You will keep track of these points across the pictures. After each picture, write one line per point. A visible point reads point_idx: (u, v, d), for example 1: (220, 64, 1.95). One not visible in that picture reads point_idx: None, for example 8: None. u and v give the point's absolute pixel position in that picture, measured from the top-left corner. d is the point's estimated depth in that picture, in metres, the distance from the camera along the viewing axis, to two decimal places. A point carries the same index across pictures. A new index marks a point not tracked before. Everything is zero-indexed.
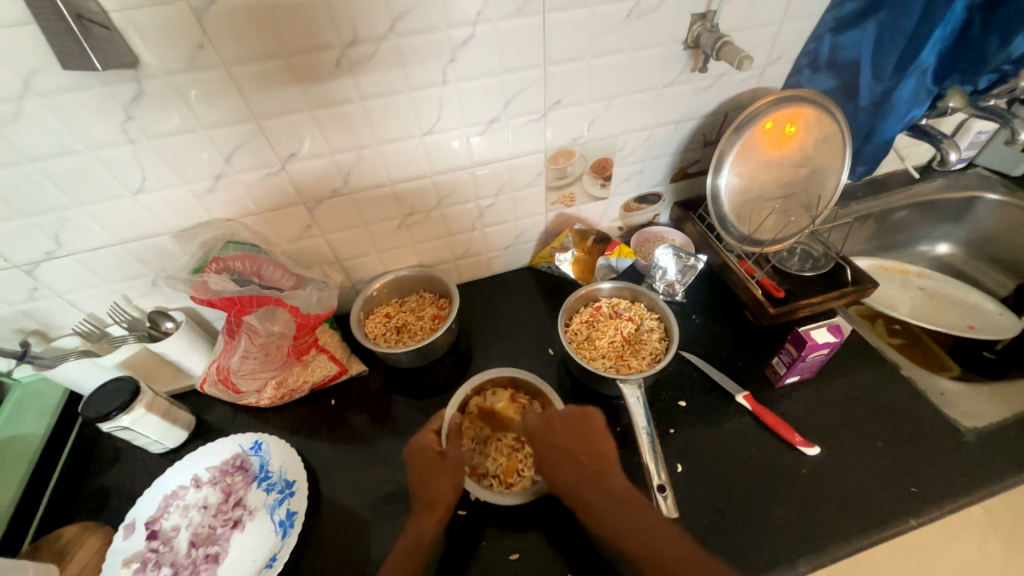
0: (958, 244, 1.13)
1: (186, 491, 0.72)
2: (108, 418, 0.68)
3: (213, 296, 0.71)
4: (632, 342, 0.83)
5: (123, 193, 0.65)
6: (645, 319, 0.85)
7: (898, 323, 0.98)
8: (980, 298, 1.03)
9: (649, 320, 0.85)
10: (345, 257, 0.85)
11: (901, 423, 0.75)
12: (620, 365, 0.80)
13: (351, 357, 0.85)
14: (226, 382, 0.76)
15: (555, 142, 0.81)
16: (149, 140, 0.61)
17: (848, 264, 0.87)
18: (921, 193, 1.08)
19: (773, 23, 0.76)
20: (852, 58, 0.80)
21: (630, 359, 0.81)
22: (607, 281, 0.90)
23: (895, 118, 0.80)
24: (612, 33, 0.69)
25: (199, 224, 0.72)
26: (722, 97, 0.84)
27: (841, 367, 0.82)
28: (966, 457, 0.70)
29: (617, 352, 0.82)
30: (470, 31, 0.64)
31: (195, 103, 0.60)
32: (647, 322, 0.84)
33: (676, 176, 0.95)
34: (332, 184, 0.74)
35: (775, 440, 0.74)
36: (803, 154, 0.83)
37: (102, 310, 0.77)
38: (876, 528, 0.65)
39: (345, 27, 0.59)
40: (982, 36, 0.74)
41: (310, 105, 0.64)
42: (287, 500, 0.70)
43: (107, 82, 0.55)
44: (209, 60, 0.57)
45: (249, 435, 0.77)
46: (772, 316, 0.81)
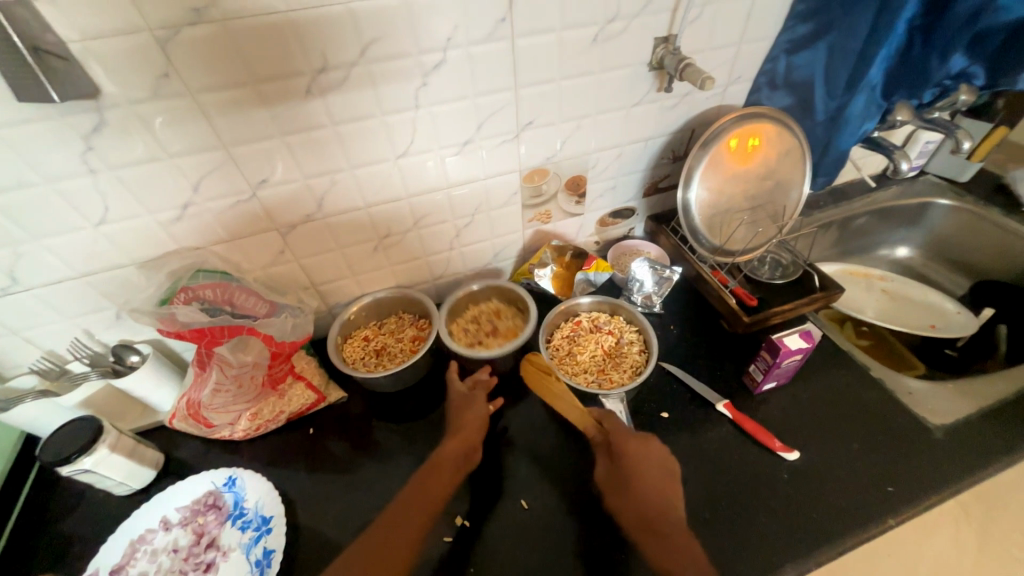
0: (916, 248, 1.19)
1: (154, 534, 0.68)
2: (68, 462, 0.64)
3: (182, 328, 0.68)
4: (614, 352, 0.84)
5: (84, 225, 0.63)
6: (623, 330, 0.86)
7: (865, 325, 1.03)
8: (938, 298, 1.08)
9: (628, 332, 0.86)
10: (321, 281, 0.83)
11: (874, 423, 0.77)
12: (602, 379, 0.81)
13: (330, 383, 0.83)
14: (197, 416, 0.73)
15: (529, 161, 0.82)
16: (112, 170, 0.60)
17: (815, 270, 0.90)
18: (879, 201, 1.14)
19: (731, 45, 0.80)
20: (806, 76, 0.84)
21: (612, 372, 0.82)
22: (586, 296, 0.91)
23: (850, 131, 0.84)
24: (581, 55, 0.71)
25: (167, 253, 0.70)
26: (688, 114, 0.87)
27: (815, 371, 0.84)
28: (936, 452, 0.73)
29: (599, 366, 0.83)
30: (441, 56, 0.65)
31: (160, 132, 0.59)
32: (627, 333, 0.86)
33: (648, 191, 0.98)
34: (306, 208, 0.73)
35: (755, 446, 0.75)
36: (766, 167, 0.87)
37: (61, 346, 0.73)
38: (857, 529, 0.66)
39: (315, 54, 0.59)
40: (924, 54, 0.79)
41: (281, 130, 0.64)
42: (264, 538, 0.67)
43: (66, 112, 0.54)
44: (174, 88, 0.56)
45: (222, 470, 0.74)
46: (746, 324, 0.83)
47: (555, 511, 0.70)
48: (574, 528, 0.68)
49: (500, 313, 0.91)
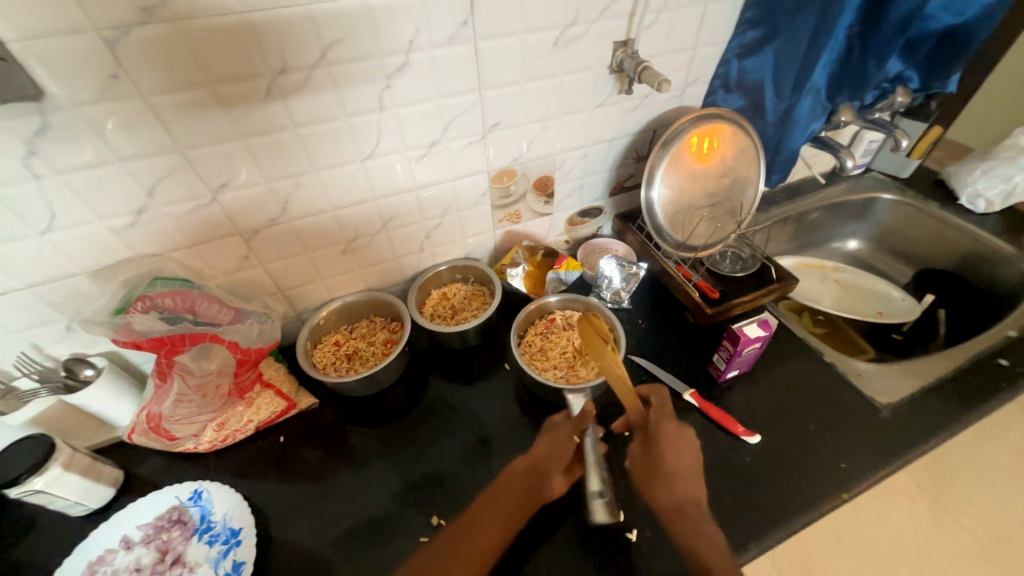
0: (865, 240, 1.27)
1: (113, 555, 0.65)
2: (16, 483, 0.60)
3: (139, 338, 0.67)
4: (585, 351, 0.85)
5: (28, 233, 0.60)
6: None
7: (822, 314, 1.09)
8: (886, 286, 1.15)
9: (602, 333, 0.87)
10: (288, 286, 0.82)
11: (829, 405, 0.82)
12: (570, 375, 0.82)
13: (300, 390, 0.81)
14: (158, 430, 0.70)
15: (497, 162, 0.84)
16: (58, 175, 0.57)
17: (772, 263, 0.95)
18: (830, 196, 1.20)
19: (687, 49, 0.83)
20: (757, 79, 0.89)
21: (580, 369, 0.83)
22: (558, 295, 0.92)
23: (798, 131, 0.87)
24: (543, 59, 0.73)
25: (121, 261, 0.67)
26: (649, 115, 0.90)
27: (774, 358, 0.89)
28: (884, 430, 0.78)
29: (568, 362, 0.84)
30: (404, 58, 0.65)
31: (111, 135, 0.57)
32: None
33: (614, 190, 1.01)
34: (270, 212, 0.72)
35: (720, 433, 0.78)
36: (724, 165, 0.91)
37: (7, 363, 0.69)
38: (815, 505, 0.70)
39: (274, 56, 0.58)
40: (862, 59, 0.85)
41: (241, 133, 0.63)
42: (233, 551, 0.65)
43: (5, 115, 0.51)
44: (124, 90, 0.54)
45: (187, 484, 0.71)
46: (710, 316, 0.86)
47: None
48: (547, 523, 0.68)
49: (445, 296, 0.94)
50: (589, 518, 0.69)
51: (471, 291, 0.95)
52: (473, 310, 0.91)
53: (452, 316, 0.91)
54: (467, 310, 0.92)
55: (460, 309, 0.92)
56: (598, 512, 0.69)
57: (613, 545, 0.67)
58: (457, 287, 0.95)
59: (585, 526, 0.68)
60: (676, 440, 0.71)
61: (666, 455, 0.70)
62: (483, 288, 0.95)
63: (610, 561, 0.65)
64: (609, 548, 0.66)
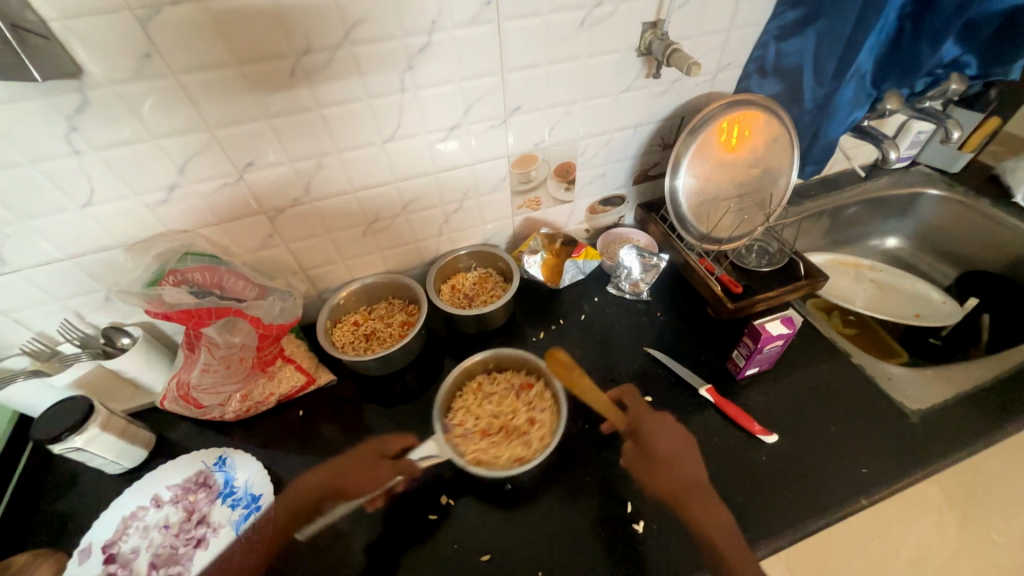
0: (905, 238, 1.20)
1: (145, 512, 0.70)
2: (57, 440, 0.65)
3: (169, 309, 0.69)
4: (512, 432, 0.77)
5: (70, 206, 0.63)
6: (540, 427, 0.77)
7: (852, 314, 1.04)
8: (924, 288, 1.08)
9: (539, 429, 0.76)
10: (310, 266, 0.84)
11: (854, 409, 0.79)
12: (468, 434, 0.77)
13: (319, 366, 0.84)
14: (187, 398, 0.74)
15: (518, 147, 0.83)
16: (97, 151, 0.60)
17: (800, 259, 0.91)
18: (869, 190, 1.14)
19: (720, 31, 0.79)
20: (795, 64, 0.84)
21: (480, 443, 0.76)
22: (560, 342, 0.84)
23: (838, 119, 0.83)
24: (567, 40, 0.71)
25: (154, 236, 0.70)
26: (677, 101, 0.87)
27: (797, 357, 0.86)
28: (912, 436, 0.74)
29: (484, 429, 0.78)
30: (426, 39, 0.64)
31: (146, 114, 0.59)
32: (538, 430, 0.76)
33: (638, 178, 0.98)
34: (293, 192, 0.73)
35: (736, 430, 0.76)
36: (754, 155, 0.87)
37: (52, 328, 0.74)
38: (831, 509, 0.68)
39: (299, 36, 0.59)
40: (913, 40, 0.79)
41: (266, 113, 0.64)
42: (253, 515, 0.69)
43: (48, 92, 0.54)
44: (157, 69, 0.56)
45: (212, 450, 0.75)
46: (731, 311, 0.84)
47: (537, 490, 0.71)
48: (554, 508, 0.69)
49: (454, 289, 0.93)
50: (597, 505, 0.69)
51: (482, 273, 0.96)
52: (493, 291, 0.93)
53: (475, 298, 0.92)
54: (487, 291, 0.93)
55: (478, 291, 0.93)
56: (607, 501, 0.70)
57: (618, 534, 0.67)
58: (463, 276, 0.95)
59: (591, 514, 0.69)
60: (658, 427, 0.77)
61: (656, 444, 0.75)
62: (490, 269, 0.96)
63: (615, 549, 0.65)
64: (615, 538, 0.66)
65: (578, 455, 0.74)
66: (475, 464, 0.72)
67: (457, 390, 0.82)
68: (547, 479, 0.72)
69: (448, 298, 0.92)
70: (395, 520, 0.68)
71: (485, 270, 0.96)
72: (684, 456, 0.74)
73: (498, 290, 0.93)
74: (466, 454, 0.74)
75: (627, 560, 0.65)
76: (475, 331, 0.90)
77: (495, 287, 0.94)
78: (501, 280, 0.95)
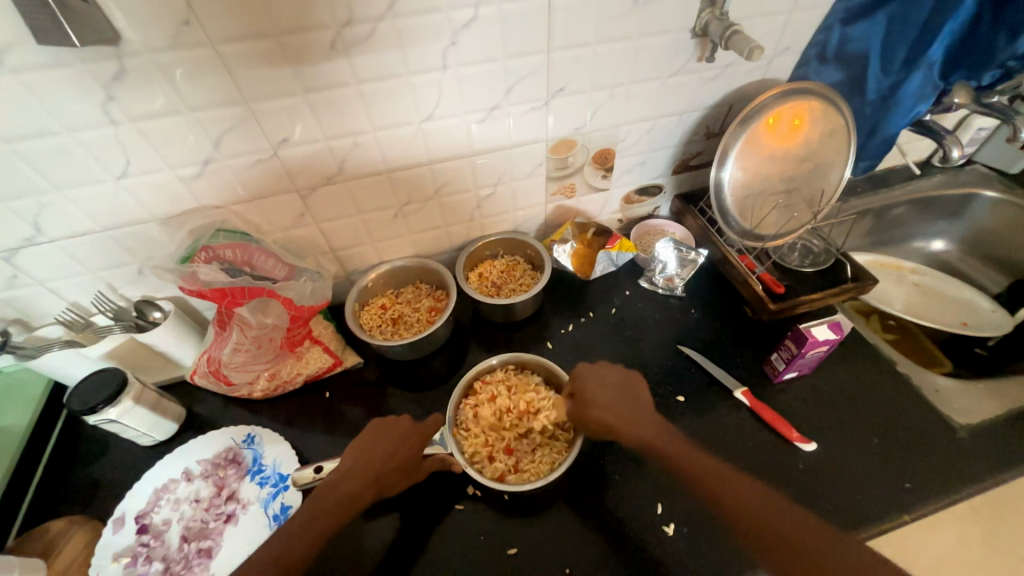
0: (954, 241, 1.13)
1: (176, 485, 0.71)
2: (95, 411, 0.66)
3: (204, 287, 0.69)
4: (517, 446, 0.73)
5: (105, 177, 0.62)
6: (547, 449, 0.73)
7: (892, 318, 0.97)
8: (972, 295, 1.03)
9: (546, 453, 0.73)
10: (339, 247, 0.83)
11: (896, 420, 0.75)
12: (475, 428, 0.75)
13: (346, 349, 0.84)
14: (217, 374, 0.74)
15: (557, 131, 0.79)
16: (133, 122, 0.58)
17: (848, 260, 0.87)
18: (920, 189, 1.08)
19: (782, 12, 0.74)
20: (860, 50, 0.78)
21: (483, 441, 0.74)
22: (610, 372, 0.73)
23: (900, 113, 0.78)
24: (620, 18, 0.67)
25: (188, 211, 0.69)
26: (728, 87, 0.82)
27: (837, 363, 0.82)
28: (957, 453, 0.71)
29: (491, 430, 0.75)
30: (472, 13, 0.61)
31: (180, 83, 0.57)
32: (544, 453, 0.73)
33: (678, 168, 0.94)
34: (327, 169, 0.71)
35: (772, 435, 0.74)
36: (807, 147, 0.82)
37: (86, 299, 0.74)
38: (869, 523, 0.66)
39: (341, 6, 0.56)
40: (991, 31, 0.72)
41: (303, 88, 0.61)
42: (281, 494, 0.69)
43: (86, 58, 0.52)
44: (196, 37, 0.54)
45: (241, 428, 0.76)
46: (772, 312, 0.80)
47: (565, 486, 0.70)
48: (583, 506, 0.68)
49: (482, 278, 0.91)
50: (628, 503, 0.68)
51: (507, 260, 0.93)
52: (523, 278, 0.91)
53: (506, 286, 0.90)
54: (517, 279, 0.91)
55: (507, 279, 0.91)
56: (638, 501, 0.68)
57: (648, 534, 0.66)
58: (491, 264, 0.92)
59: (621, 513, 0.68)
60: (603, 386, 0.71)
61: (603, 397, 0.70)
62: (518, 256, 0.93)
63: (644, 549, 0.65)
64: (645, 537, 0.66)
65: (608, 452, 0.73)
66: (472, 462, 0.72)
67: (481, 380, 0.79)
68: (576, 474, 0.71)
69: (479, 287, 0.90)
70: (423, 508, 0.68)
71: (511, 258, 0.93)
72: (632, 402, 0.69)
73: (529, 277, 0.91)
74: (466, 450, 0.73)
75: (657, 561, 0.64)
76: (502, 320, 0.88)
77: (523, 274, 0.92)
78: (530, 268, 0.92)
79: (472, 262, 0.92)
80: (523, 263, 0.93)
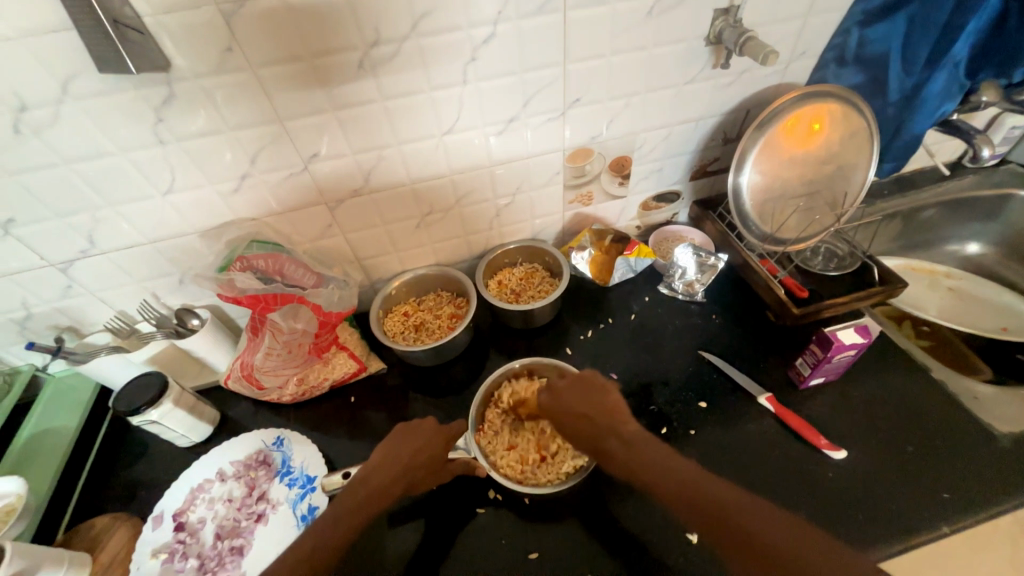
0: (990, 244, 1.09)
1: (211, 485, 0.74)
2: (137, 413, 0.69)
3: (239, 294, 0.73)
4: (539, 449, 0.74)
5: (153, 193, 0.67)
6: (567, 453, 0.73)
7: (926, 324, 0.92)
8: (1012, 299, 0.99)
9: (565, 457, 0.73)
10: (364, 256, 0.86)
11: (932, 430, 0.72)
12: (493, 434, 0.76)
13: (370, 355, 0.86)
14: (250, 378, 0.77)
15: (573, 140, 0.81)
16: (179, 141, 0.63)
17: (875, 263, 0.85)
18: (950, 191, 1.05)
19: (798, 17, 0.74)
20: (880, 51, 0.77)
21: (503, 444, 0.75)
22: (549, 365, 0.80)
23: (925, 113, 0.77)
24: (633, 29, 0.68)
25: (225, 223, 0.74)
26: (744, 93, 0.83)
27: (868, 369, 0.80)
28: (998, 461, 0.68)
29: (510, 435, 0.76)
30: (490, 30, 0.64)
31: (221, 105, 0.61)
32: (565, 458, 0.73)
33: (695, 174, 0.94)
34: (353, 183, 0.75)
35: (800, 443, 0.73)
36: (828, 150, 0.81)
37: (132, 308, 0.79)
38: (905, 535, 0.63)
39: (368, 28, 0.59)
40: (1020, 28, 0.68)
41: (332, 106, 0.65)
42: (309, 495, 0.71)
43: (140, 84, 0.57)
44: (237, 62, 0.58)
45: (271, 431, 0.79)
46: (796, 316, 0.79)
47: (585, 492, 0.70)
48: (607, 516, 0.68)
49: (501, 285, 0.93)
50: (649, 510, 0.68)
51: (525, 270, 0.94)
52: (541, 285, 0.92)
53: (525, 294, 0.91)
54: (535, 287, 0.92)
55: (526, 288, 0.92)
56: (661, 509, 0.67)
57: (672, 543, 0.65)
58: (510, 272, 0.94)
59: (643, 520, 0.67)
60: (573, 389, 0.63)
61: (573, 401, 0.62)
62: (536, 263, 0.95)
63: (668, 557, 0.64)
64: (668, 546, 0.65)
65: None
66: (496, 466, 0.72)
67: (499, 388, 0.80)
68: (597, 479, 0.71)
69: (500, 294, 0.91)
70: (445, 511, 0.69)
71: (530, 268, 0.94)
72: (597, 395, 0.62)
73: (548, 285, 0.92)
74: (489, 455, 0.74)
75: (681, 569, 0.63)
76: (522, 326, 0.89)
77: (541, 281, 0.93)
78: (546, 276, 0.94)
79: (492, 274, 0.94)
80: (541, 271, 0.94)
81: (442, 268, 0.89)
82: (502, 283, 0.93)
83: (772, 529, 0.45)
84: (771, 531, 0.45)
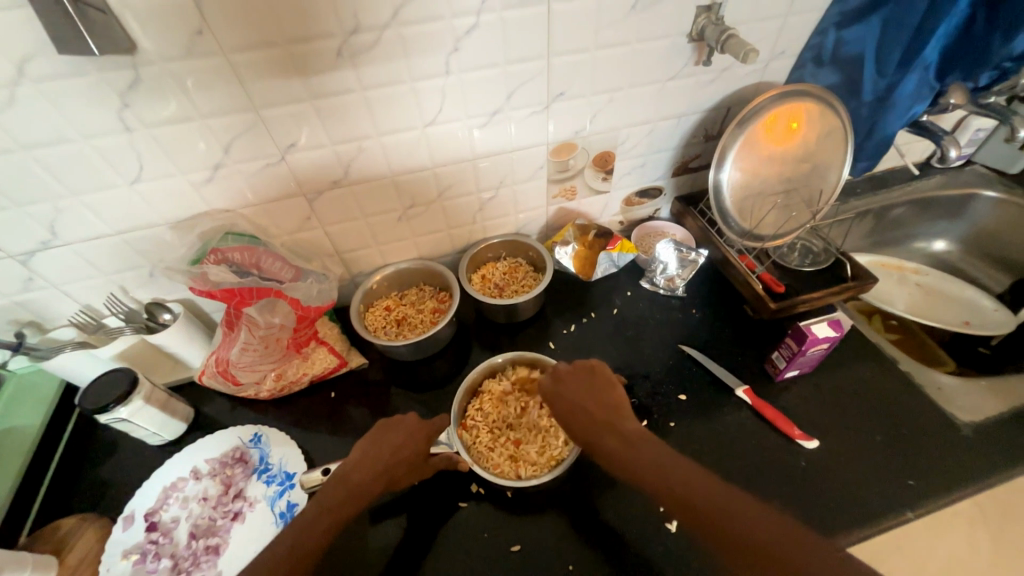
0: (955, 241, 1.13)
1: (185, 483, 0.72)
2: (105, 410, 0.67)
3: (213, 287, 0.70)
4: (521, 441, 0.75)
5: (120, 182, 0.64)
6: (549, 446, 0.74)
7: (894, 318, 0.97)
8: (975, 294, 1.03)
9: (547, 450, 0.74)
10: (345, 249, 0.84)
11: (898, 420, 0.75)
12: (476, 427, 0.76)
13: (351, 350, 0.85)
14: (225, 374, 0.75)
15: (557, 135, 0.81)
16: (147, 129, 0.60)
17: (848, 259, 0.87)
18: (919, 190, 1.08)
19: (778, 16, 0.75)
20: (855, 52, 0.79)
21: (485, 437, 0.75)
22: (532, 360, 0.80)
23: (897, 114, 0.79)
24: (616, 23, 0.68)
25: (198, 215, 0.71)
26: (725, 90, 0.84)
27: (840, 362, 0.82)
28: (958, 450, 0.71)
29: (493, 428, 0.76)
30: (474, 20, 0.63)
31: (192, 92, 0.59)
32: (546, 450, 0.74)
33: (677, 171, 0.95)
34: (333, 174, 0.73)
35: (774, 434, 0.75)
36: (805, 148, 0.83)
37: (98, 302, 0.76)
38: (871, 521, 0.66)
39: (347, 15, 0.58)
40: (986, 33, 0.71)
41: (311, 94, 0.63)
42: (288, 492, 0.70)
43: (104, 68, 0.54)
44: (209, 46, 0.56)
45: (248, 427, 0.77)
46: (772, 311, 0.81)
47: (567, 485, 0.70)
48: (588, 508, 0.68)
49: (485, 279, 0.92)
50: (629, 501, 0.69)
51: (509, 265, 0.94)
52: (525, 280, 0.92)
53: (508, 288, 0.91)
54: (518, 282, 0.92)
55: (509, 282, 0.92)
56: (641, 500, 0.69)
57: (651, 534, 0.66)
58: (494, 266, 0.94)
59: (623, 511, 0.68)
60: (574, 388, 0.65)
61: (572, 397, 0.64)
62: (520, 258, 0.95)
63: (647, 547, 0.65)
64: (647, 536, 0.66)
65: None
66: (477, 459, 0.73)
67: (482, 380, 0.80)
68: (579, 472, 0.71)
69: (483, 288, 0.91)
70: (427, 506, 0.69)
71: (513, 262, 0.94)
72: (597, 389, 0.64)
73: (532, 280, 0.92)
74: (471, 448, 0.74)
75: (659, 557, 0.64)
76: (505, 321, 0.89)
77: (524, 276, 0.93)
78: (529, 271, 0.94)
79: (475, 267, 0.93)
80: (524, 266, 0.94)
81: (424, 262, 0.88)
82: (486, 278, 0.93)
83: (761, 526, 0.45)
84: (761, 524, 0.45)
